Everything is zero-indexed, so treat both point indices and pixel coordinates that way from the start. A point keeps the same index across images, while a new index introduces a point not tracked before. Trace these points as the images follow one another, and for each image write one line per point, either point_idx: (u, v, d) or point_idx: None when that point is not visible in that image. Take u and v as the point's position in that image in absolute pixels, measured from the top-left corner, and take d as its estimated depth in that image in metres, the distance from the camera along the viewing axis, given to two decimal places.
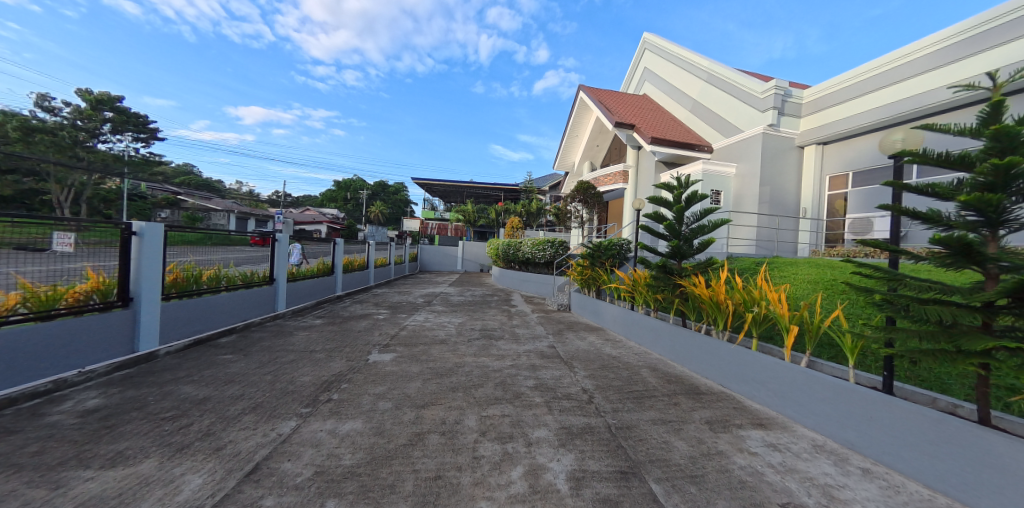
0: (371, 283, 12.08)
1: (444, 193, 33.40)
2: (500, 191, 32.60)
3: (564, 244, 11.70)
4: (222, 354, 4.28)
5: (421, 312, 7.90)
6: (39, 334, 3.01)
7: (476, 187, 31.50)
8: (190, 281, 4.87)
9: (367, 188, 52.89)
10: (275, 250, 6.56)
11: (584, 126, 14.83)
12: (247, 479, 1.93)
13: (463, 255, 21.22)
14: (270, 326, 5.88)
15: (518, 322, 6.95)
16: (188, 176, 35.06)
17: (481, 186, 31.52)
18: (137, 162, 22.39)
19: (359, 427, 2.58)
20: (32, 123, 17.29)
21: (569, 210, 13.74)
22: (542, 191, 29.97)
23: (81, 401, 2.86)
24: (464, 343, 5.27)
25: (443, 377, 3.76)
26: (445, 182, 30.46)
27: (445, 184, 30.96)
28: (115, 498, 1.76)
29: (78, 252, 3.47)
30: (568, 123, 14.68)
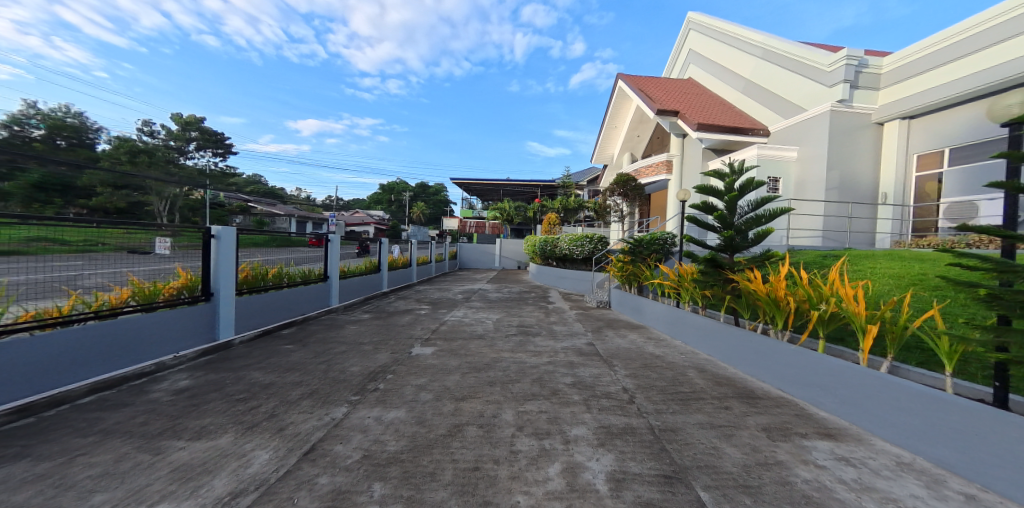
0: (413, 280, 12.64)
1: (482, 191, 34.06)
2: (535, 187, 32.50)
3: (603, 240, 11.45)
4: (283, 345, 4.66)
5: (460, 308, 8.09)
6: (145, 322, 3.48)
7: (512, 185, 31.62)
8: (257, 279, 5.35)
9: (409, 190, 55.09)
10: (328, 250, 6.99)
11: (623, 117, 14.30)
12: (305, 457, 2.09)
13: (500, 253, 21.39)
14: (323, 320, 6.30)
15: (556, 319, 6.88)
16: (256, 184, 38.93)
17: (517, 182, 31.60)
18: (216, 176, 25.12)
19: (401, 416, 2.69)
20: (137, 144, 20.00)
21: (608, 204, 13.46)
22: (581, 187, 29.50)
23: (173, 382, 3.26)
24: (502, 339, 5.30)
25: (482, 371, 3.80)
26: (483, 181, 30.93)
27: (484, 184, 31.54)
28: (200, 466, 1.98)
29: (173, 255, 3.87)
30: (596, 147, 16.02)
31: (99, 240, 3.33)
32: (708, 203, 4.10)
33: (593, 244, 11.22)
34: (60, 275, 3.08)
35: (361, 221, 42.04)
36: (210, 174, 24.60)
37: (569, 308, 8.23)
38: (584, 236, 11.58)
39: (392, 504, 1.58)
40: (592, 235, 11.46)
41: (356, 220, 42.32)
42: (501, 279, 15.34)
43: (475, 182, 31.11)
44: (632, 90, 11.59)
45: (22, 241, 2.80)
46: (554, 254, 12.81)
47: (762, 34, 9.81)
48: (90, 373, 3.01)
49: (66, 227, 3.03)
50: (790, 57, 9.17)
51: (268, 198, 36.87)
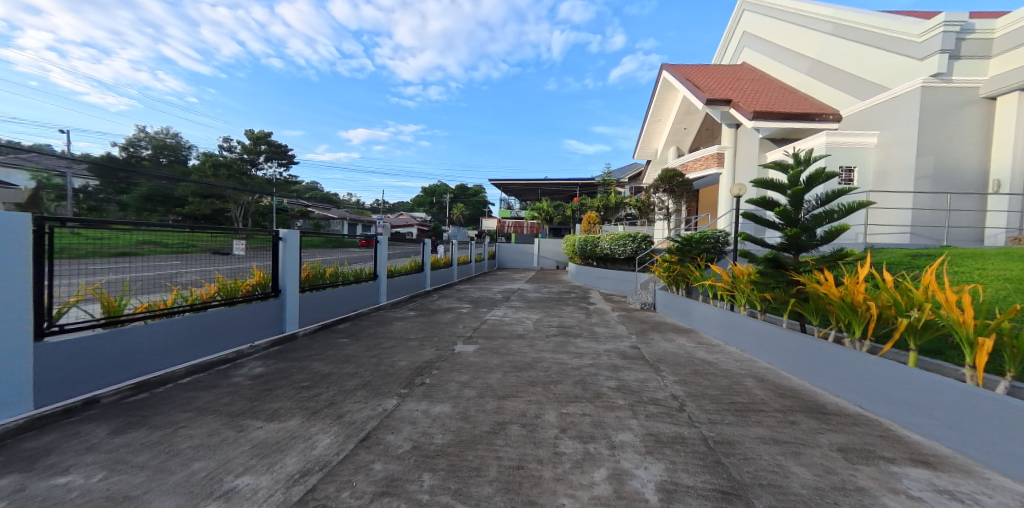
0: (454, 279, 13.03)
1: (521, 191, 34.19)
2: (575, 186, 32.03)
3: (646, 239, 10.94)
4: (339, 338, 5.04)
5: (500, 307, 8.21)
6: (226, 315, 3.97)
7: (551, 184, 31.43)
8: (317, 277, 5.83)
9: (450, 192, 56.77)
10: (377, 250, 7.43)
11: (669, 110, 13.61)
12: (362, 444, 2.25)
13: (538, 253, 21.37)
14: (373, 316, 6.72)
15: (597, 321, 6.73)
16: (314, 191, 42.35)
17: (556, 181, 31.34)
18: (281, 184, 27.74)
19: (447, 411, 2.79)
20: (218, 158, 22.69)
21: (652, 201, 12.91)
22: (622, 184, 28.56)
23: (250, 368, 3.66)
24: (542, 339, 5.30)
25: (523, 371, 3.83)
26: (522, 182, 31.05)
27: (522, 184, 31.65)
28: (274, 445, 2.20)
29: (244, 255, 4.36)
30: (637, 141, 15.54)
31: (192, 243, 3.81)
32: (767, 198, 3.80)
33: (636, 244, 10.78)
34: (164, 274, 3.53)
35: (406, 222, 44.24)
36: (276, 183, 27.23)
37: (611, 309, 8.01)
38: (626, 235, 11.15)
39: (441, 495, 1.65)
40: (634, 234, 10.99)
41: (402, 222, 44.52)
42: (540, 279, 15.26)
43: (514, 182, 31.34)
44: (677, 82, 10.96)
45: (133, 245, 3.30)
46: (594, 254, 12.53)
47: (834, 8, 8.85)
48: (186, 358, 3.54)
49: (167, 233, 3.49)
50: (872, 29, 8.15)
51: (324, 203, 39.95)
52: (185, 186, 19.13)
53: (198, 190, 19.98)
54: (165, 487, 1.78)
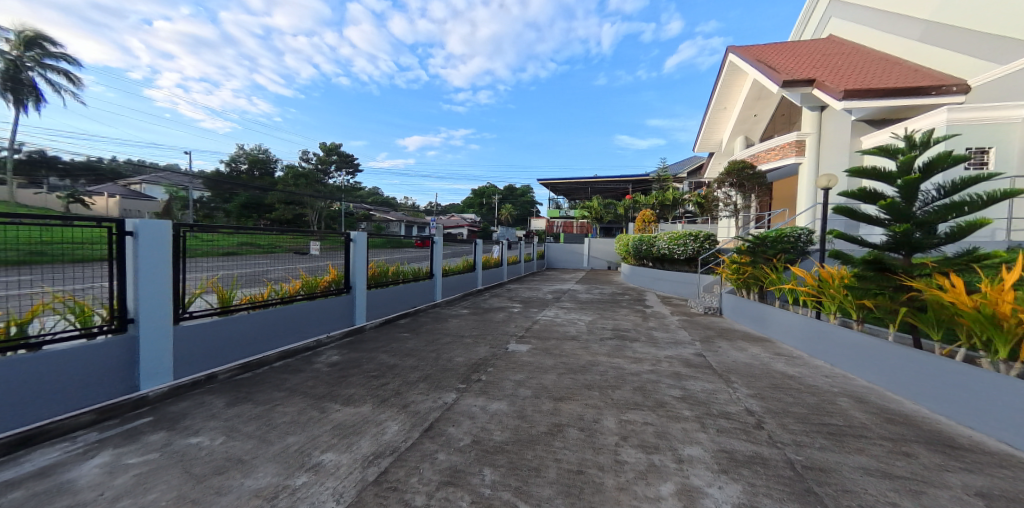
0: (504, 279, 13.23)
1: (570, 190, 33.64)
2: (628, 183, 30.71)
3: (709, 238, 10.12)
4: (402, 333, 5.39)
5: (551, 308, 8.16)
6: (307, 308, 4.47)
7: (602, 182, 30.48)
8: (382, 275, 6.29)
9: (500, 193, 57.77)
10: (433, 251, 7.81)
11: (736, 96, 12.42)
12: (426, 433, 2.39)
13: (589, 253, 20.84)
14: (430, 313, 7.08)
15: (655, 324, 6.37)
16: (376, 196, 45.81)
17: (608, 179, 30.32)
18: (349, 190, 30.44)
19: (504, 408, 2.85)
20: (298, 168, 25.61)
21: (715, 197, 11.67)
22: (682, 179, 26.75)
23: (329, 357, 4.09)
24: (596, 342, 5.16)
25: (578, 374, 3.76)
26: (573, 180, 30.52)
27: (573, 183, 31.11)
28: (351, 427, 2.44)
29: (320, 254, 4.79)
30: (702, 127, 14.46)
31: (278, 244, 4.23)
32: (867, 190, 3.30)
33: (698, 243, 10.02)
34: (261, 271, 4.02)
35: (457, 223, 45.82)
36: (344, 189, 29.99)
37: (670, 313, 7.52)
38: (685, 234, 10.41)
39: (503, 491, 1.69)
40: (694, 233, 10.22)
41: (455, 223, 46.37)
42: (591, 280, 14.86)
43: (564, 181, 30.92)
44: (746, 65, 9.92)
45: (234, 245, 3.78)
46: (650, 254, 11.85)
47: None
48: (279, 343, 4.09)
49: (258, 235, 3.95)
50: None
51: (385, 206, 43.01)
52: (271, 194, 21.88)
53: (282, 197, 22.76)
54: (267, 455, 2.06)
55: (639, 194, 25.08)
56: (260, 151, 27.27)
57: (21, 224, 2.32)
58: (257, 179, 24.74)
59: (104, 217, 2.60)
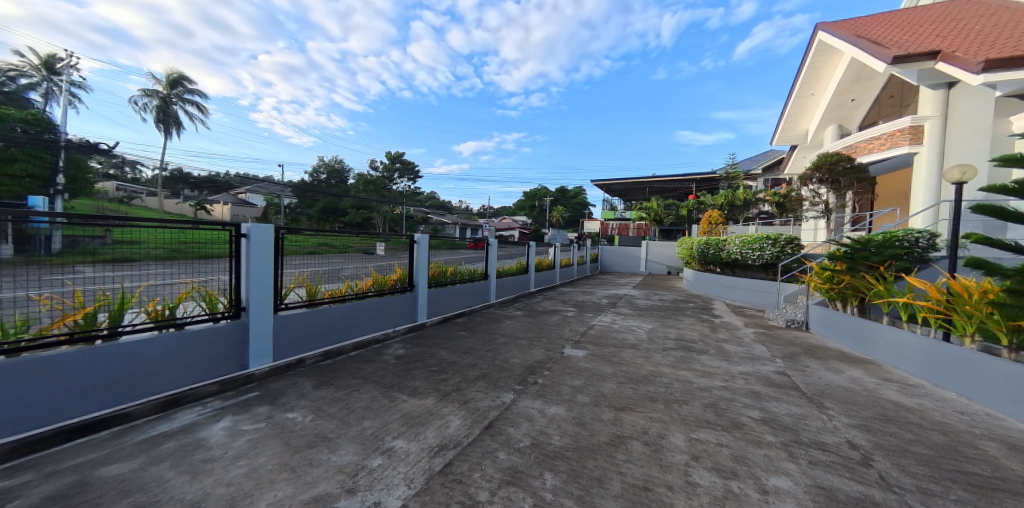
0: (557, 282, 13.07)
1: (627, 190, 32.21)
2: (691, 182, 28.55)
3: (792, 242, 8.58)
4: (459, 331, 5.61)
5: (607, 313, 7.87)
6: (377, 304, 4.84)
7: (662, 182, 28.69)
8: (441, 275, 6.59)
9: (553, 196, 57.34)
10: (488, 252, 7.94)
11: (825, 80, 10.85)
12: (486, 431, 2.45)
13: (647, 256, 19.72)
14: (485, 313, 7.27)
15: (726, 336, 5.81)
16: (434, 200, 48.37)
17: (668, 178, 28.46)
18: (410, 195, 32.62)
19: (562, 413, 2.82)
20: (367, 176, 28.14)
21: (800, 195, 10.32)
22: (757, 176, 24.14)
23: (396, 350, 4.41)
24: (658, 351, 4.85)
25: (640, 384, 3.57)
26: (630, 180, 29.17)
27: (630, 183, 29.74)
28: (418, 418, 2.60)
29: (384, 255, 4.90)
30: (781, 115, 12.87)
31: (350, 245, 4.55)
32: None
33: (777, 247, 8.60)
34: (338, 268, 4.41)
35: (509, 226, 46.45)
36: (406, 194, 32.18)
37: (743, 324, 6.79)
38: (761, 238, 9.07)
39: (565, 498, 1.66)
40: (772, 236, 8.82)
41: (507, 225, 47.18)
42: (650, 285, 14.04)
43: (620, 181, 29.71)
44: (842, 42, 8.61)
45: (314, 246, 4.08)
46: (719, 259, 10.69)
47: None
48: (353, 335, 4.50)
49: (334, 237, 4.25)
50: None
51: (442, 210, 45.23)
52: (344, 199, 24.30)
53: (353, 202, 25.30)
54: (348, 436, 2.28)
55: (703, 194, 23.13)
56: (336, 162, 30.44)
57: (168, 227, 2.82)
58: (334, 186, 27.69)
59: (225, 222, 3.06)
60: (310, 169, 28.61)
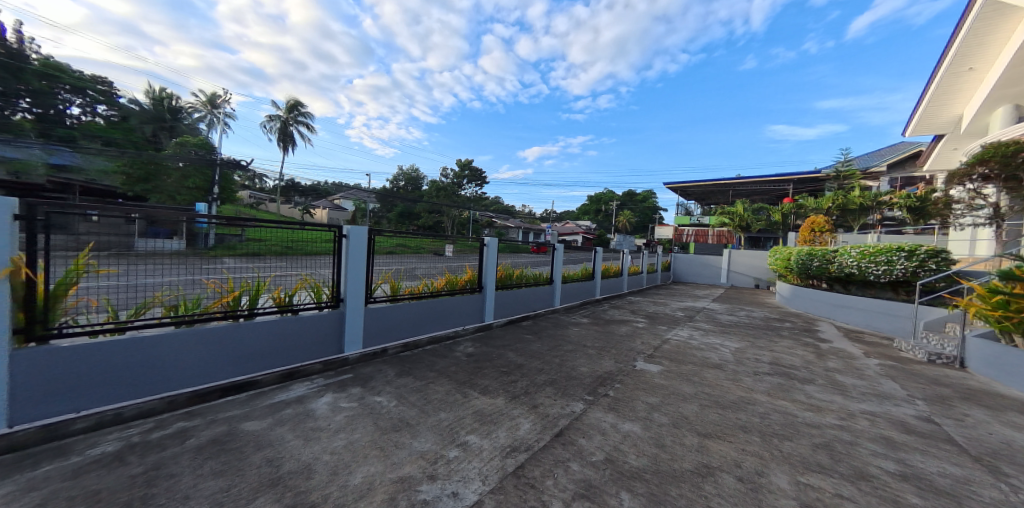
0: (625, 290, 12.38)
1: (707, 194, 29.34)
2: (787, 183, 24.82)
3: (937, 255, 6.72)
4: (525, 334, 5.63)
5: (683, 327, 7.19)
6: (448, 302, 5.09)
7: (750, 184, 25.44)
8: (508, 277, 6.68)
9: (621, 199, 54.72)
10: (554, 257, 7.83)
11: (994, 49, 8.42)
12: (557, 439, 2.40)
13: (729, 266, 17.54)
14: (550, 318, 7.20)
15: (839, 365, 4.86)
16: (500, 205, 49.81)
17: (758, 179, 25.11)
18: (477, 200, 34.06)
19: (638, 431, 2.63)
20: (439, 182, 30.25)
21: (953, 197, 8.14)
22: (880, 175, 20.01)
23: (466, 348, 4.59)
24: (748, 375, 4.26)
25: (728, 410, 3.17)
26: (712, 182, 26.43)
27: (712, 186, 26.96)
28: (490, 416, 2.66)
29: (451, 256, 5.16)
30: (922, 96, 10.38)
31: (423, 246, 4.83)
32: None
33: (913, 263, 6.80)
34: (412, 267, 4.71)
35: (574, 230, 45.64)
36: (474, 199, 33.65)
37: (863, 353, 5.60)
38: (888, 249, 7.30)
39: None
40: (905, 247, 7.04)
41: (571, 229, 46.61)
42: (735, 300, 12.49)
43: (699, 183, 27.08)
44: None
45: (391, 247, 4.32)
46: (827, 274, 8.97)
47: None
48: (429, 330, 4.81)
49: (409, 238, 4.48)
50: None
51: (507, 214, 46.33)
52: (419, 204, 26.45)
53: (426, 206, 27.41)
54: (427, 424, 2.43)
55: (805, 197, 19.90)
56: (413, 170, 33.24)
57: (281, 228, 3.25)
58: (411, 192, 30.26)
59: (329, 224, 3.50)
60: (391, 177, 31.69)
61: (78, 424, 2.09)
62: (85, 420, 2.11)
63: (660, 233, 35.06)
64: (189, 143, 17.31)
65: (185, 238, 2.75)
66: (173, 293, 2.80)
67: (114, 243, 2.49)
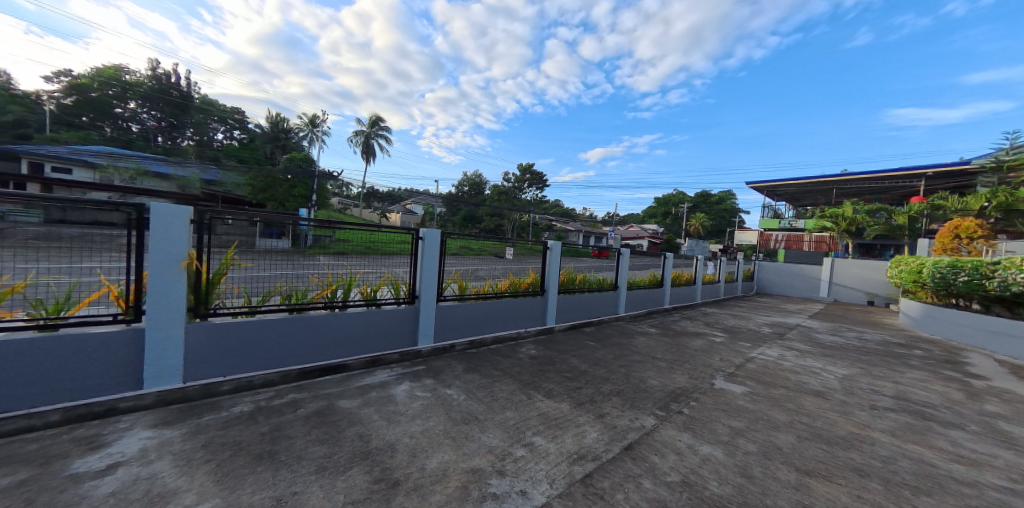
0: (698, 300, 11.32)
1: (804, 193, 25.46)
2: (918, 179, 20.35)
3: None
4: (588, 341, 5.47)
5: (772, 345, 6.32)
6: (511, 304, 5.17)
7: (862, 181, 21.42)
8: (571, 282, 6.55)
9: (696, 201, 50.23)
10: (618, 262, 7.50)
11: None
12: (626, 452, 2.29)
13: (833, 278, 14.96)
14: (614, 325, 6.89)
15: (999, 409, 3.81)
16: (562, 208, 49.37)
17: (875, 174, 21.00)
18: (538, 203, 34.12)
19: (719, 456, 2.38)
20: (501, 187, 31.04)
21: None
22: None
23: (529, 350, 4.62)
24: (863, 408, 3.57)
25: (834, 446, 2.70)
26: (810, 180, 22.86)
27: (810, 184, 23.31)
28: (555, 420, 2.64)
29: (512, 259, 5.22)
30: None
31: (486, 249, 4.97)
32: None
33: None
34: (476, 269, 4.87)
35: (639, 234, 43.14)
36: (535, 203, 33.80)
37: None
38: None
39: None
40: None
41: (637, 233, 44.22)
42: (840, 318, 10.61)
43: (792, 182, 23.62)
44: None
45: (457, 248, 4.51)
46: (980, 292, 7.11)
47: None
48: (493, 329, 4.96)
49: (473, 240, 4.66)
50: None
51: (568, 217, 45.67)
52: (481, 209, 27.52)
53: (488, 210, 28.34)
54: (495, 421, 2.51)
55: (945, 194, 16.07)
56: (478, 175, 34.64)
57: (366, 229, 3.58)
58: (475, 197, 31.56)
59: (406, 227, 3.81)
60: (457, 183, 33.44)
61: (225, 386, 2.61)
62: (229, 383, 2.62)
63: (742, 238, 31.38)
64: (295, 158, 20.39)
65: (290, 238, 3.15)
66: (288, 285, 3.20)
67: (245, 242, 2.92)
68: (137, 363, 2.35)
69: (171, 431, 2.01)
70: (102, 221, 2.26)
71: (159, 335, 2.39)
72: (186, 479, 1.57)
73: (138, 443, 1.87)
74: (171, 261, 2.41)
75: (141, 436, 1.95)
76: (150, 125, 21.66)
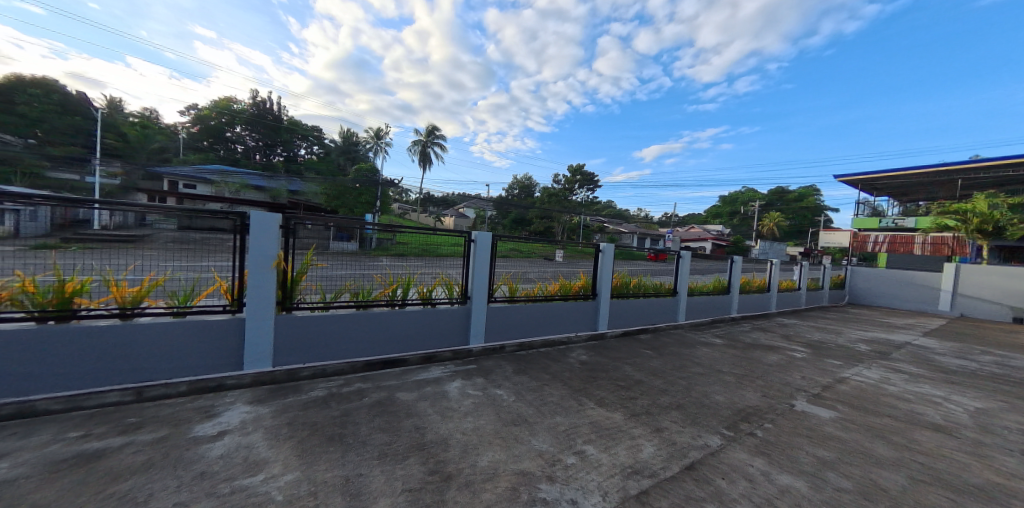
0: (773, 309, 10.15)
1: (910, 188, 21.66)
2: None
3: None
4: (644, 349, 5.17)
5: (869, 365, 5.41)
6: (561, 307, 5.09)
7: (994, 171, 17.60)
8: (625, 287, 6.25)
9: (769, 199, 45.31)
10: (678, 266, 7.04)
11: None
12: (688, 472, 2.11)
13: (952, 289, 12.48)
14: (673, 334, 6.44)
15: None
16: (616, 210, 47.69)
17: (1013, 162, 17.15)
18: (589, 205, 33.36)
19: (801, 488, 2.09)
20: (552, 190, 30.87)
21: None
22: None
23: (580, 355, 4.50)
24: (1001, 451, 2.89)
25: (957, 493, 2.22)
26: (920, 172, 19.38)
27: (920, 177, 19.74)
28: (608, 430, 2.53)
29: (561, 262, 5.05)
30: None
31: (535, 252, 4.90)
32: None
33: None
34: (526, 271, 4.83)
35: (701, 237, 40.11)
36: (586, 205, 33.13)
37: None
38: None
39: None
40: None
41: (699, 235, 41.09)
42: (963, 337, 8.79)
43: (894, 175, 20.23)
44: None
45: (507, 251, 4.57)
46: None
47: None
48: (543, 332, 4.92)
49: (523, 243, 4.67)
50: None
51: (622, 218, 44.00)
52: (532, 212, 27.65)
53: (538, 213, 28.35)
54: (545, 425, 2.46)
55: None
56: (528, 178, 34.84)
57: (424, 232, 3.80)
58: (526, 200, 31.74)
59: (459, 231, 3.98)
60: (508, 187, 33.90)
61: (304, 372, 2.91)
62: (308, 370, 2.91)
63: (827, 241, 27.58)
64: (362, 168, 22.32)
65: (358, 240, 3.48)
66: (356, 283, 3.49)
67: (320, 245, 3.21)
68: (238, 347, 2.70)
69: (263, 407, 2.28)
70: (216, 228, 2.69)
71: (255, 325, 2.73)
72: (274, 451, 1.76)
73: (239, 415, 2.14)
74: (264, 260, 2.73)
75: (241, 409, 2.24)
76: (251, 145, 25.36)
